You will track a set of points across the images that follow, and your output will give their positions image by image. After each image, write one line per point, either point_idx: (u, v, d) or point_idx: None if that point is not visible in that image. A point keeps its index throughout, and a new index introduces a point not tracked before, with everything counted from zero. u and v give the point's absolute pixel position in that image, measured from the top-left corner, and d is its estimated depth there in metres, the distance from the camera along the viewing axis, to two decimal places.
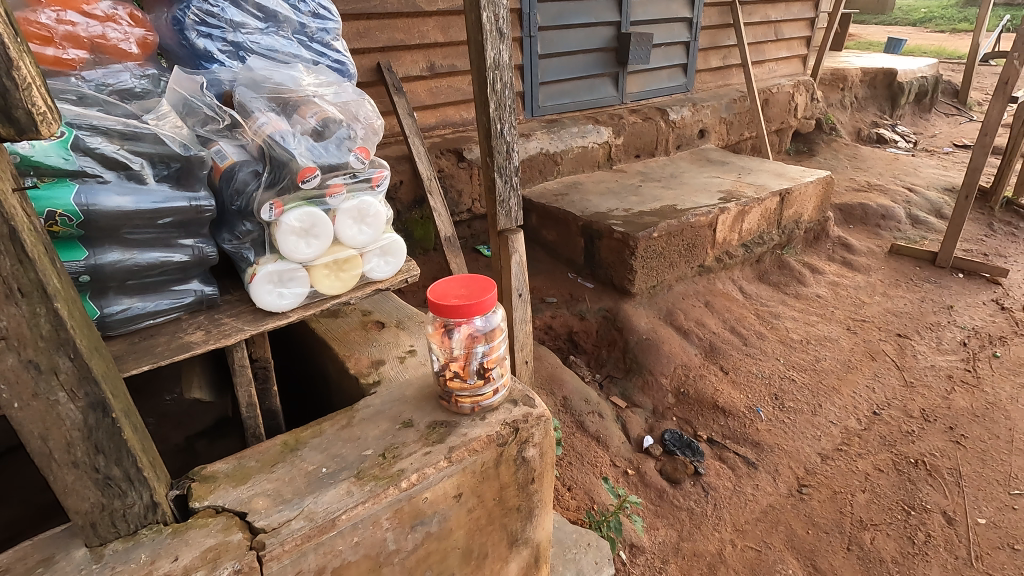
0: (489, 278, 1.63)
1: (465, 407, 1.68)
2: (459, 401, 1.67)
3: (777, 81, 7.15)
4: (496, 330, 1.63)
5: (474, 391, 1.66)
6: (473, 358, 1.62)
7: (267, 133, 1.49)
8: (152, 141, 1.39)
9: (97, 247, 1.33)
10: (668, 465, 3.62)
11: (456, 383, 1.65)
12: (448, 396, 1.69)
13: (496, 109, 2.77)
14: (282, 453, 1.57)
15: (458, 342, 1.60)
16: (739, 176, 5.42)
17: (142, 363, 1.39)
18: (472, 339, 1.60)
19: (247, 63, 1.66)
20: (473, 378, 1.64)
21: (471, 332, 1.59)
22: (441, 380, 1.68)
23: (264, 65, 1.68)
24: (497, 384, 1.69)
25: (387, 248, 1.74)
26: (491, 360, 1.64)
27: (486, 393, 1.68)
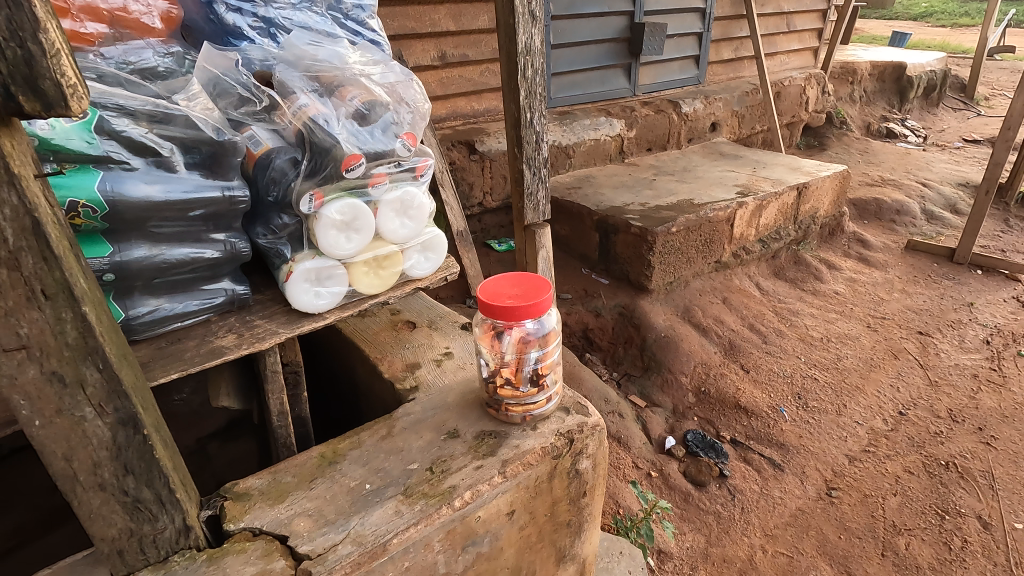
0: (542, 277, 1.50)
1: (516, 416, 1.55)
2: (508, 411, 1.55)
3: (788, 74, 6.99)
4: (550, 335, 1.50)
5: (525, 400, 1.53)
6: (525, 365, 1.49)
7: (307, 115, 1.35)
8: (183, 124, 1.24)
9: (122, 241, 1.19)
10: (692, 466, 3.50)
11: (506, 391, 1.53)
12: (496, 405, 1.56)
13: (526, 97, 2.63)
14: (319, 467, 1.44)
15: (508, 347, 1.47)
16: (754, 169, 5.27)
17: (170, 371, 1.26)
18: (525, 343, 1.47)
19: (288, 39, 1.51)
20: (525, 386, 1.52)
21: (523, 336, 1.46)
22: (489, 387, 1.56)
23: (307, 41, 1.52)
24: (550, 393, 1.56)
25: (426, 245, 1.62)
26: (544, 367, 1.51)
27: (538, 403, 1.55)
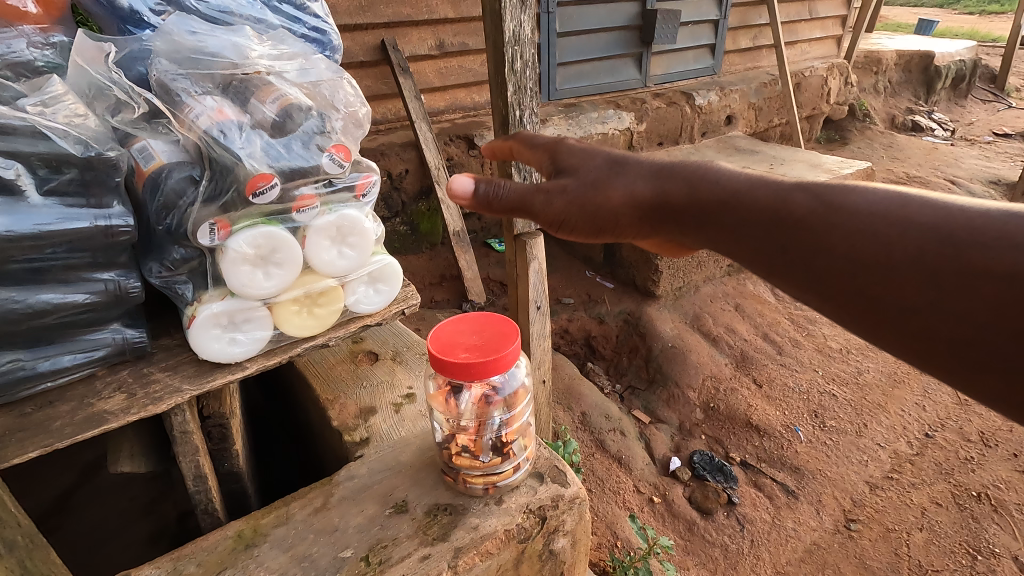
0: (511, 323, 1.22)
1: (477, 488, 1.28)
2: (468, 480, 1.28)
3: (809, 64, 6.56)
4: (517, 391, 1.23)
5: (488, 470, 1.26)
6: (489, 429, 1.21)
7: (202, 127, 1.08)
8: (32, 136, 0.97)
9: None
10: (698, 492, 3.10)
11: (464, 460, 1.25)
12: (454, 473, 1.29)
13: (515, 92, 2.33)
14: (232, 552, 1.19)
15: (467, 409, 1.20)
16: (772, 165, 4.86)
17: (28, 448, 1.00)
18: (487, 402, 1.20)
19: (171, 23, 1.20)
20: (487, 455, 1.24)
21: (485, 395, 1.20)
22: (444, 451, 1.29)
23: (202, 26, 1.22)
24: (518, 460, 1.29)
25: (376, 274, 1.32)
26: (511, 431, 1.23)
27: (504, 473, 1.27)
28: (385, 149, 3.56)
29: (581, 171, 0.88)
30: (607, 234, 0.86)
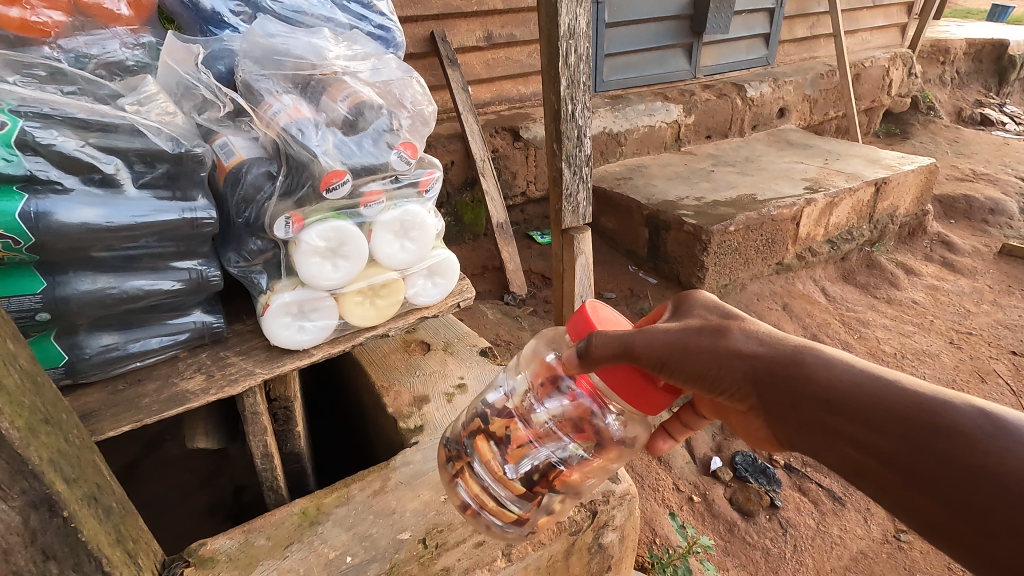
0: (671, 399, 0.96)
1: (469, 492, 1.17)
2: (466, 477, 1.18)
3: (870, 53, 6.22)
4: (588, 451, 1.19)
5: (495, 484, 1.14)
6: (551, 444, 1.15)
7: (280, 124, 1.14)
8: (129, 133, 1.03)
9: (61, 273, 1.00)
10: (739, 493, 3.02)
11: (485, 447, 1.16)
12: (462, 458, 1.21)
13: (568, 86, 2.32)
14: (298, 528, 1.26)
15: (556, 410, 1.17)
16: (826, 160, 4.66)
17: (121, 423, 1.08)
18: (567, 419, 1.17)
19: (258, 25, 1.27)
20: (512, 464, 1.13)
21: (579, 418, 1.17)
22: (471, 430, 1.23)
23: (282, 30, 1.28)
24: (522, 512, 1.17)
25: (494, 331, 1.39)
26: (556, 472, 1.16)
27: (502, 505, 1.15)
28: (433, 140, 3.58)
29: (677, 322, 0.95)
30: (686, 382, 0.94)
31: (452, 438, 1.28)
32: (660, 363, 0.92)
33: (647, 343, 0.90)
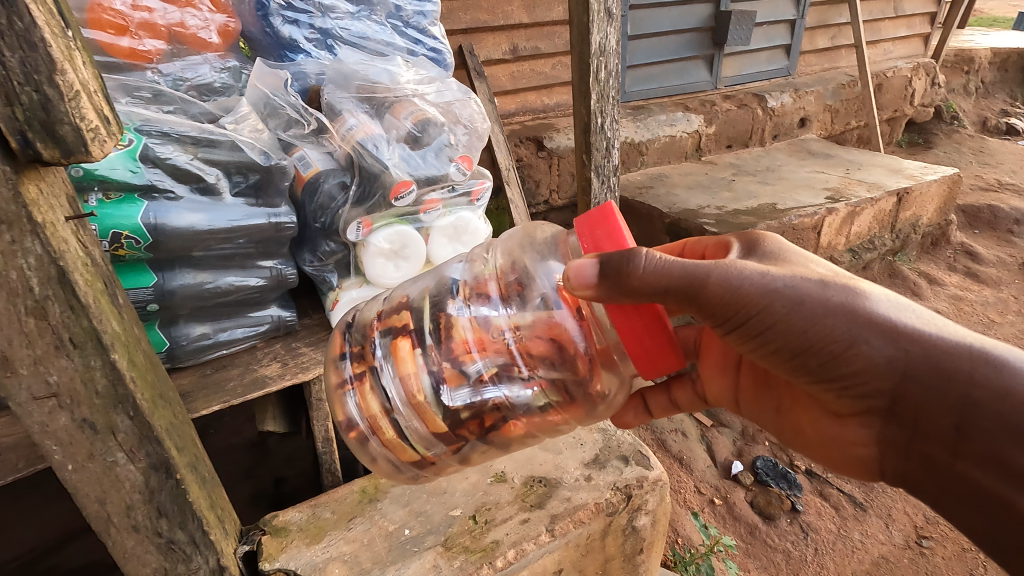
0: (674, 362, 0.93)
1: (377, 402, 1.07)
2: (365, 386, 1.10)
3: (893, 64, 6.24)
4: (539, 407, 1.09)
5: (403, 407, 1.05)
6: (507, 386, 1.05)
7: (356, 139, 1.30)
8: (229, 149, 1.19)
9: (167, 269, 1.16)
10: (760, 497, 3.06)
11: (406, 357, 1.05)
12: (371, 361, 1.10)
13: (598, 100, 2.39)
14: (359, 503, 1.39)
15: (532, 349, 1.04)
16: (847, 170, 4.71)
17: (212, 403, 1.21)
18: (529, 364, 1.05)
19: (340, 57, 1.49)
20: (443, 392, 1.03)
21: (551, 370, 1.05)
22: (392, 328, 1.12)
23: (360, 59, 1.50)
24: (427, 454, 1.10)
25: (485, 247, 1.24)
26: (492, 419, 1.06)
27: (403, 435, 1.07)
28: None
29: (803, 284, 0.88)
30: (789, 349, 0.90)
31: (359, 332, 1.19)
32: (763, 327, 0.88)
33: (723, 282, 0.85)
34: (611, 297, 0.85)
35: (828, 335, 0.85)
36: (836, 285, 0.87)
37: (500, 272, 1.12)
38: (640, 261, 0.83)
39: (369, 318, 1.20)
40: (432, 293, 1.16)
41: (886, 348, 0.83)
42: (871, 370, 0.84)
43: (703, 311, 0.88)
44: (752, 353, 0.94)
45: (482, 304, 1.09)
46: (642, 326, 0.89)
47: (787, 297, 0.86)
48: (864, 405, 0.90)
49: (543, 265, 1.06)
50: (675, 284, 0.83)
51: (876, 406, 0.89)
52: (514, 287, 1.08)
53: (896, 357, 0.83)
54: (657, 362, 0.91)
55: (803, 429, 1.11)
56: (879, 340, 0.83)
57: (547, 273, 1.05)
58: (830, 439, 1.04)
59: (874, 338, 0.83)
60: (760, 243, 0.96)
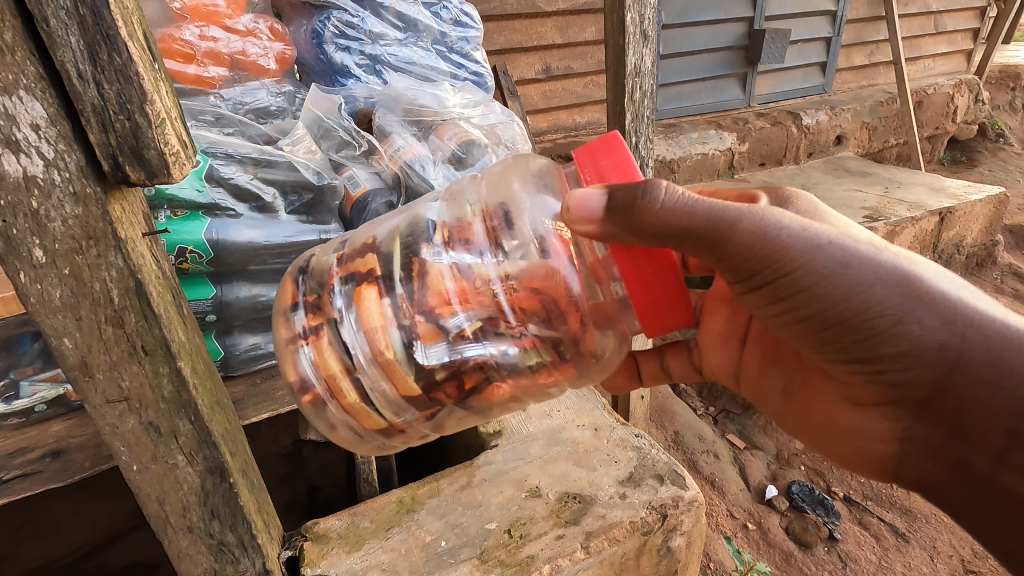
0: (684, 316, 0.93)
1: (341, 358, 1.06)
2: (321, 341, 1.08)
3: (933, 80, 6.11)
4: (527, 367, 1.10)
5: (368, 365, 1.05)
6: (495, 343, 1.06)
7: (404, 159, 1.51)
8: (286, 169, 1.36)
9: (225, 282, 1.27)
10: (796, 523, 2.96)
11: (373, 307, 1.04)
12: (330, 313, 1.09)
13: (632, 120, 2.27)
14: (397, 513, 1.41)
15: (519, 306, 1.04)
16: (887, 189, 4.59)
17: (262, 411, 1.25)
18: (517, 319, 1.05)
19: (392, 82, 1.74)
20: (417, 348, 1.03)
21: (541, 325, 1.05)
22: (356, 276, 1.10)
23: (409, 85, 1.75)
24: (396, 421, 1.08)
25: (467, 181, 1.20)
26: (472, 379, 1.07)
27: (369, 398, 1.06)
28: None
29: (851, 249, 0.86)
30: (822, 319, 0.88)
31: (315, 280, 1.16)
32: (794, 291, 0.86)
33: (754, 228, 0.83)
34: (617, 233, 0.85)
35: (876, 306, 0.83)
36: (888, 255, 0.85)
37: (485, 213, 1.09)
38: (658, 193, 0.82)
39: (327, 266, 1.17)
40: (404, 235, 1.14)
41: (938, 332, 0.83)
42: (916, 351, 0.84)
43: (723, 260, 0.87)
44: (775, 316, 0.93)
45: (464, 249, 1.08)
46: (652, 272, 0.90)
47: (833, 259, 0.84)
48: (898, 391, 0.90)
49: (537, 201, 1.04)
50: (698, 226, 0.82)
51: (913, 395, 0.88)
52: (501, 230, 1.06)
53: (948, 342, 0.82)
54: (664, 313, 0.92)
55: (811, 413, 1.11)
56: (931, 320, 0.83)
57: (538, 213, 1.03)
58: (842, 427, 1.04)
59: (927, 317, 0.83)
60: (795, 201, 0.99)
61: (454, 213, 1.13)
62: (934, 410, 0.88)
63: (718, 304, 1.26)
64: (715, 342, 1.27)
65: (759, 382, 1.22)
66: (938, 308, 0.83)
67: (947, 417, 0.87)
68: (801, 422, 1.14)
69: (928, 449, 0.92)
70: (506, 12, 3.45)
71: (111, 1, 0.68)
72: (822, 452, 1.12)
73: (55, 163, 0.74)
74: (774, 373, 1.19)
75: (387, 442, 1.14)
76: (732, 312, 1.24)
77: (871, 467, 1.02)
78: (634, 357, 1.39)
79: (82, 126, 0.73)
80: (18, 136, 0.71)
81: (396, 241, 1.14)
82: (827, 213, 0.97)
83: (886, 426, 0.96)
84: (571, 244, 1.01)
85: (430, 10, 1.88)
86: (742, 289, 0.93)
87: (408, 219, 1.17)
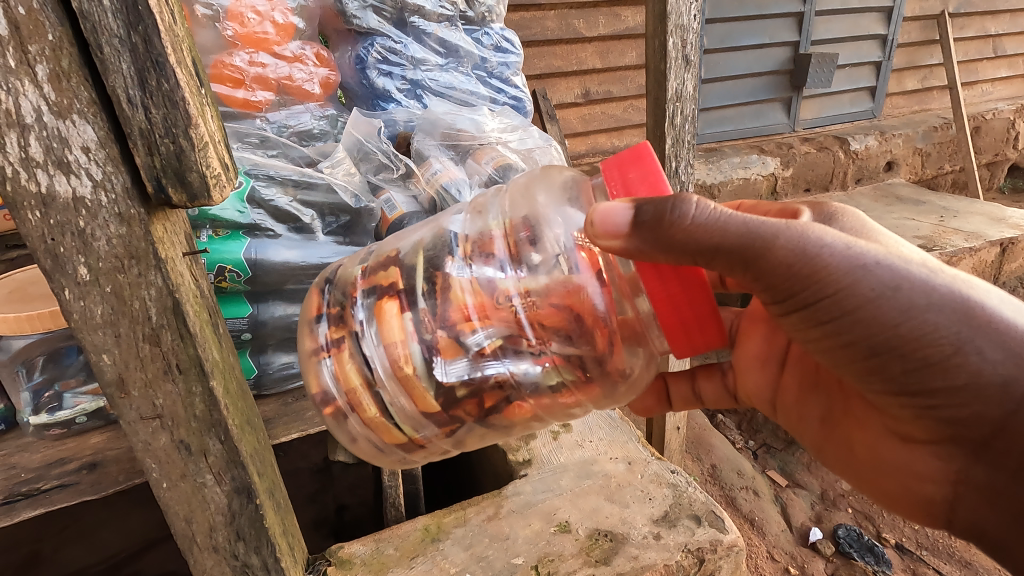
0: (714, 339, 0.88)
1: (360, 372, 1.04)
2: (343, 353, 1.06)
3: (992, 105, 5.84)
4: (549, 386, 1.06)
5: (388, 379, 1.02)
6: (513, 361, 1.02)
7: (440, 182, 1.52)
8: (325, 191, 1.39)
9: (261, 301, 1.29)
10: (843, 570, 2.77)
11: (395, 322, 1.01)
12: (352, 326, 1.07)
13: (672, 145, 2.21)
14: (422, 542, 1.38)
15: (540, 323, 1.00)
16: (942, 218, 4.37)
17: (291, 430, 1.25)
18: (537, 337, 1.01)
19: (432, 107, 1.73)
20: (437, 365, 1.01)
21: (564, 340, 1.01)
22: (377, 289, 1.08)
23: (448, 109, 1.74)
24: (415, 437, 1.06)
25: (491, 194, 1.16)
26: (492, 398, 1.04)
27: (388, 412, 1.04)
28: None
29: (902, 268, 0.79)
30: (868, 343, 0.81)
31: (340, 290, 1.14)
32: (838, 313, 0.80)
33: (793, 245, 0.78)
34: (643, 250, 0.80)
35: (929, 333, 0.77)
36: (944, 279, 0.80)
37: (510, 228, 1.06)
38: (688, 208, 0.77)
39: (351, 277, 1.15)
40: (427, 249, 1.11)
41: (1001, 364, 0.76)
42: (975, 385, 0.77)
43: (759, 280, 0.81)
44: (814, 340, 0.86)
45: (485, 263, 1.05)
46: (681, 294, 0.85)
47: (880, 280, 0.78)
48: (954, 428, 0.83)
49: (560, 214, 1.02)
50: (732, 243, 0.77)
51: (971, 433, 0.81)
52: (525, 245, 1.03)
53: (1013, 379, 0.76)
54: (696, 336, 0.88)
55: (853, 446, 1.02)
56: (994, 352, 0.76)
57: (564, 227, 1.01)
58: (886, 463, 0.96)
59: (988, 348, 0.77)
60: (840, 217, 0.93)
61: (477, 227, 1.10)
62: (994, 452, 0.80)
63: (756, 323, 1.19)
64: (751, 364, 1.19)
65: (797, 410, 1.14)
66: (1003, 338, 0.76)
67: (1007, 460, 0.79)
68: (841, 455, 1.06)
69: (986, 494, 0.84)
70: (547, 38, 3.49)
71: (163, 30, 0.70)
72: (862, 488, 1.04)
73: (103, 183, 0.76)
74: (813, 401, 1.11)
75: (407, 456, 1.12)
76: (771, 333, 1.17)
77: (918, 509, 0.94)
78: (663, 377, 1.32)
79: (130, 148, 0.75)
80: (69, 157, 0.73)
81: (419, 254, 1.11)
82: (876, 231, 0.91)
83: (937, 465, 0.88)
84: (599, 259, 0.99)
85: (472, 36, 1.92)
86: (779, 310, 0.87)
87: (432, 232, 1.14)
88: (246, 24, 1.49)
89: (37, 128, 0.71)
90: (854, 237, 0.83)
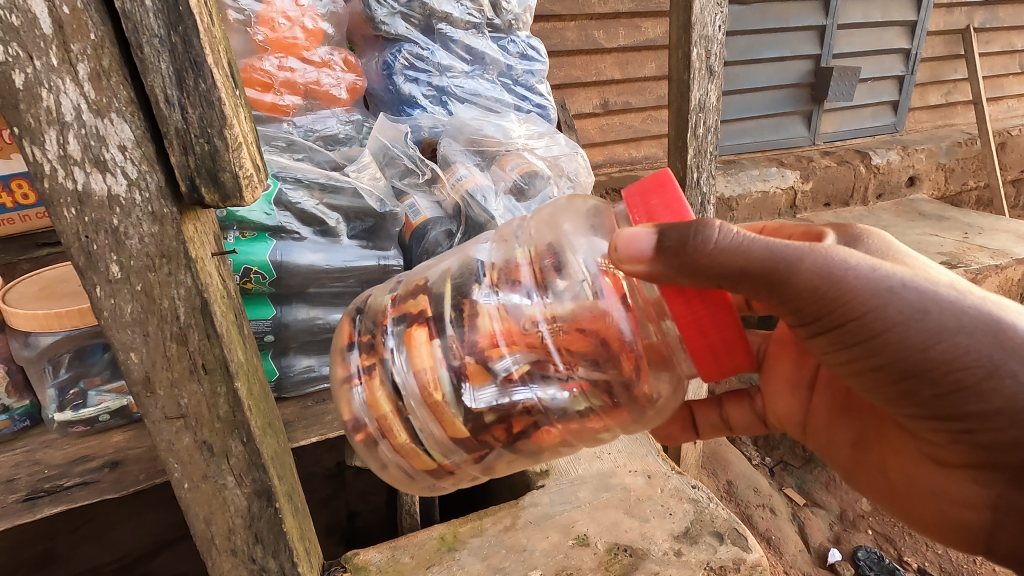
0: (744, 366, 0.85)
1: (385, 398, 1.04)
2: (373, 380, 1.06)
3: (1019, 121, 5.73)
4: (577, 411, 1.04)
5: (418, 407, 1.01)
6: (538, 387, 1.01)
7: (465, 188, 1.52)
8: (350, 195, 1.39)
9: (284, 304, 1.30)
10: None
11: (424, 349, 1.01)
12: (382, 353, 1.08)
13: (694, 156, 2.19)
14: (438, 551, 1.36)
15: (563, 348, 0.99)
16: (966, 234, 4.29)
17: (311, 433, 1.25)
18: (565, 363, 0.99)
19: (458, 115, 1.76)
20: (465, 391, 0.99)
21: (588, 365, 0.99)
22: (407, 317, 1.08)
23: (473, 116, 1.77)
24: (446, 462, 1.04)
25: (518, 223, 1.17)
26: (521, 423, 1.03)
27: (419, 439, 1.02)
28: None
29: (928, 289, 0.77)
30: (899, 365, 0.78)
31: (371, 318, 1.16)
32: (867, 337, 0.78)
33: (818, 268, 0.75)
34: (667, 275, 0.78)
35: (961, 356, 0.75)
36: (974, 299, 0.77)
37: (536, 255, 1.05)
38: (710, 233, 0.74)
39: (382, 305, 1.16)
40: (455, 277, 1.12)
41: None
42: (1012, 409, 0.74)
43: (785, 303, 0.78)
44: (843, 363, 0.83)
45: (511, 290, 1.04)
46: (707, 318, 0.83)
47: (909, 303, 0.76)
48: (992, 453, 0.79)
49: (585, 240, 1.00)
50: (756, 267, 0.75)
51: (1008, 458, 0.78)
52: (550, 271, 1.02)
53: None
54: (723, 358, 0.85)
55: (887, 471, 0.99)
56: None
57: (589, 253, 0.99)
58: (922, 488, 0.93)
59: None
60: (865, 238, 0.90)
61: (504, 254, 1.11)
62: None
63: (784, 346, 1.16)
64: (780, 389, 1.16)
65: (826, 433, 1.10)
66: None
67: None
68: (872, 479, 1.02)
69: None
70: (567, 49, 3.49)
71: (202, 30, 0.70)
72: (898, 514, 1.00)
73: (138, 182, 0.76)
74: (843, 424, 1.08)
75: (437, 482, 1.10)
76: (799, 356, 1.14)
77: (954, 536, 0.91)
78: (689, 406, 1.29)
79: (165, 148, 0.76)
80: (106, 156, 0.74)
81: (448, 282, 1.12)
82: (902, 252, 0.88)
83: (974, 491, 0.85)
84: (624, 283, 0.96)
85: (498, 43, 1.93)
86: (806, 333, 0.84)
87: (458, 261, 1.14)
88: (276, 29, 1.50)
89: (77, 126, 0.71)
90: (879, 258, 0.81)
